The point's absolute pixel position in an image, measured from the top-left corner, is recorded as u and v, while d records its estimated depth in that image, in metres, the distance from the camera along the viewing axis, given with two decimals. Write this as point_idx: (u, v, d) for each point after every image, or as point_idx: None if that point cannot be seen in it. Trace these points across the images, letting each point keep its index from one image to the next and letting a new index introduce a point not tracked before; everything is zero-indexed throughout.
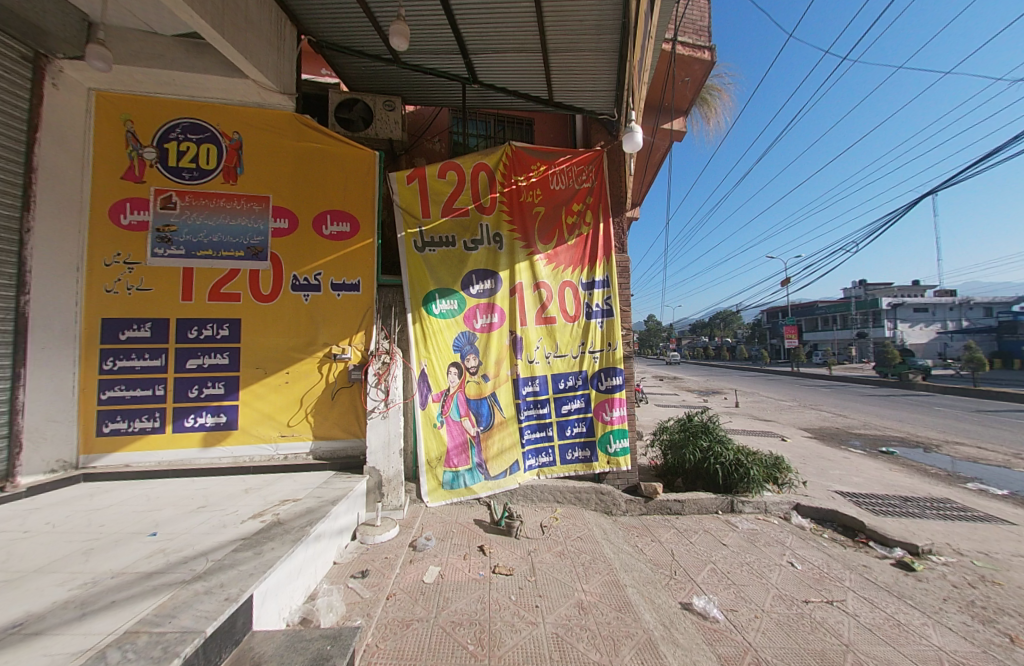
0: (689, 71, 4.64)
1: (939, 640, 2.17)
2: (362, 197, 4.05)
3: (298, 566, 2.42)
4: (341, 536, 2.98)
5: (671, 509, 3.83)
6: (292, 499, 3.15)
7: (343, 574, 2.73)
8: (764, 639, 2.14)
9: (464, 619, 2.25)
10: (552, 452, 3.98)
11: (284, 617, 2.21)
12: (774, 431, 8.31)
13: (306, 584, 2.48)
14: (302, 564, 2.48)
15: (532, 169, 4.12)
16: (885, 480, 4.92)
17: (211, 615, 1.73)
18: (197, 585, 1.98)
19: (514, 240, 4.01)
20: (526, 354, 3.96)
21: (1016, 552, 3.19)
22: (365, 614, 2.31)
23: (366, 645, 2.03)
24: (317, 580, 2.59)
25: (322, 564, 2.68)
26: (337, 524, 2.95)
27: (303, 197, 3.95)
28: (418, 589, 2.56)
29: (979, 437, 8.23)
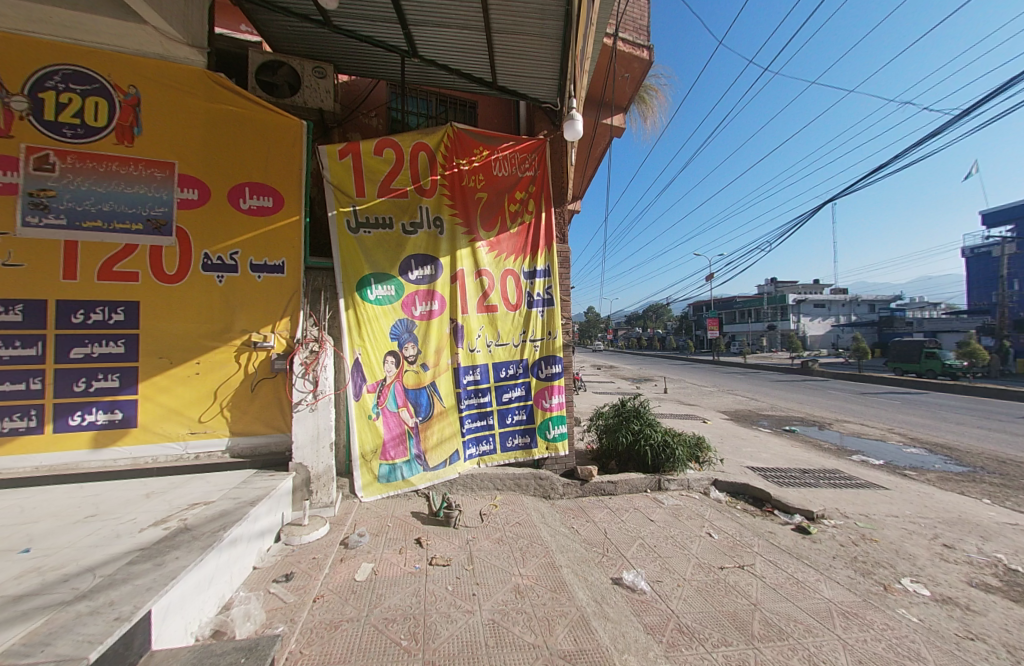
0: (630, 68, 4.77)
1: (828, 593, 2.49)
2: (287, 170, 3.69)
3: (208, 575, 2.17)
4: (262, 539, 2.73)
5: (605, 490, 4.01)
6: (204, 501, 2.83)
7: (265, 579, 2.51)
8: (685, 605, 2.31)
9: (398, 614, 2.17)
10: (492, 440, 3.97)
11: (192, 632, 1.97)
12: (697, 414, 9.06)
13: (219, 594, 2.24)
14: (214, 572, 2.23)
15: (474, 154, 4.01)
16: (787, 455, 5.56)
17: (96, 638, 1.49)
18: (81, 605, 1.70)
19: (455, 225, 3.90)
20: (467, 342, 3.89)
21: (884, 511, 3.76)
22: (289, 619, 2.15)
23: (289, 652, 1.89)
24: (233, 588, 2.36)
25: (238, 570, 2.44)
26: (257, 526, 2.70)
27: (216, 166, 3.50)
28: (348, 588, 2.43)
29: (860, 416, 9.61)
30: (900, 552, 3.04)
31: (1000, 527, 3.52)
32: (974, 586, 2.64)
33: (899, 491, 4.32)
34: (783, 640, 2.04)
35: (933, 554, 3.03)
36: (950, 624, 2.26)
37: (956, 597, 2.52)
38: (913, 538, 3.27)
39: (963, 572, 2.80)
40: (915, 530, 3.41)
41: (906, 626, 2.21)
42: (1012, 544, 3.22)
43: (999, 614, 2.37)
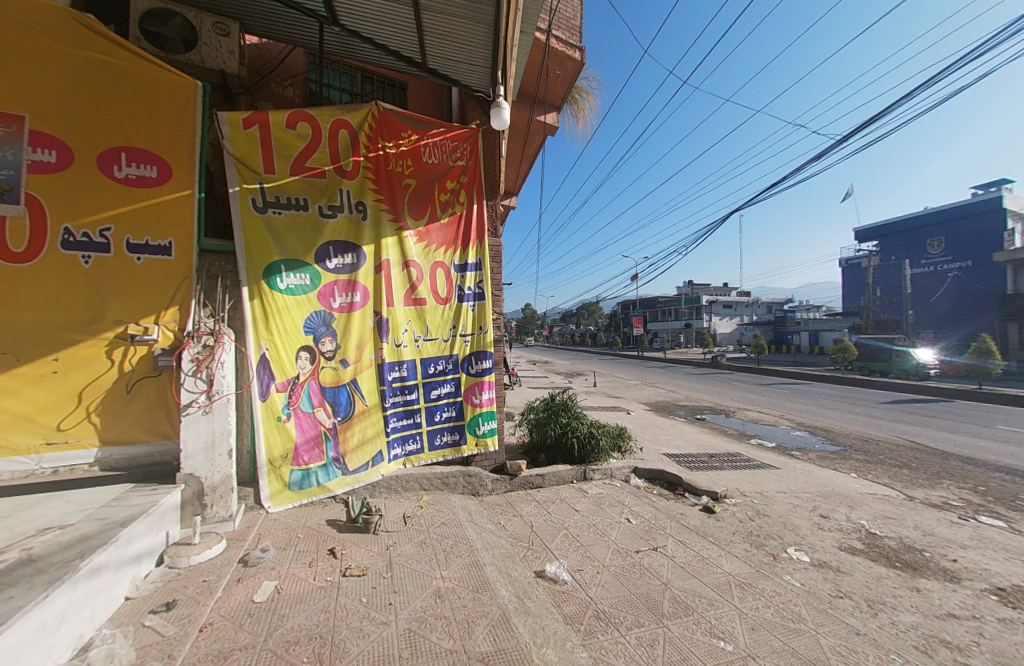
0: (562, 66, 4.83)
1: (728, 566, 2.73)
2: (177, 137, 3.17)
3: (60, 611, 1.78)
4: (137, 565, 2.32)
5: (533, 484, 4.06)
6: (59, 525, 2.35)
7: (138, 612, 2.13)
8: (603, 591, 2.38)
9: (302, 635, 1.97)
10: (419, 439, 3.81)
11: None
12: (623, 406, 9.61)
13: (73, 634, 1.85)
14: (67, 609, 1.83)
15: (402, 137, 3.79)
16: (698, 442, 6.08)
17: None
18: None
19: (379, 212, 3.66)
20: (392, 337, 3.68)
21: (775, 488, 4.25)
22: (165, 656, 1.84)
23: None
24: (93, 626, 1.96)
25: (101, 603, 2.04)
26: (131, 550, 2.29)
27: (80, 124, 2.91)
28: (245, 611, 2.15)
29: (758, 404, 10.86)
30: (787, 524, 3.44)
31: (860, 496, 4.14)
32: (841, 550, 3.05)
33: (787, 469, 4.92)
34: (689, 616, 2.17)
35: (812, 524, 3.47)
36: (824, 586, 2.58)
37: (828, 561, 2.90)
38: (796, 510, 3.72)
39: (833, 538, 3.23)
40: (798, 504, 3.88)
41: (790, 591, 2.48)
42: (868, 510, 3.80)
43: (861, 572, 2.76)
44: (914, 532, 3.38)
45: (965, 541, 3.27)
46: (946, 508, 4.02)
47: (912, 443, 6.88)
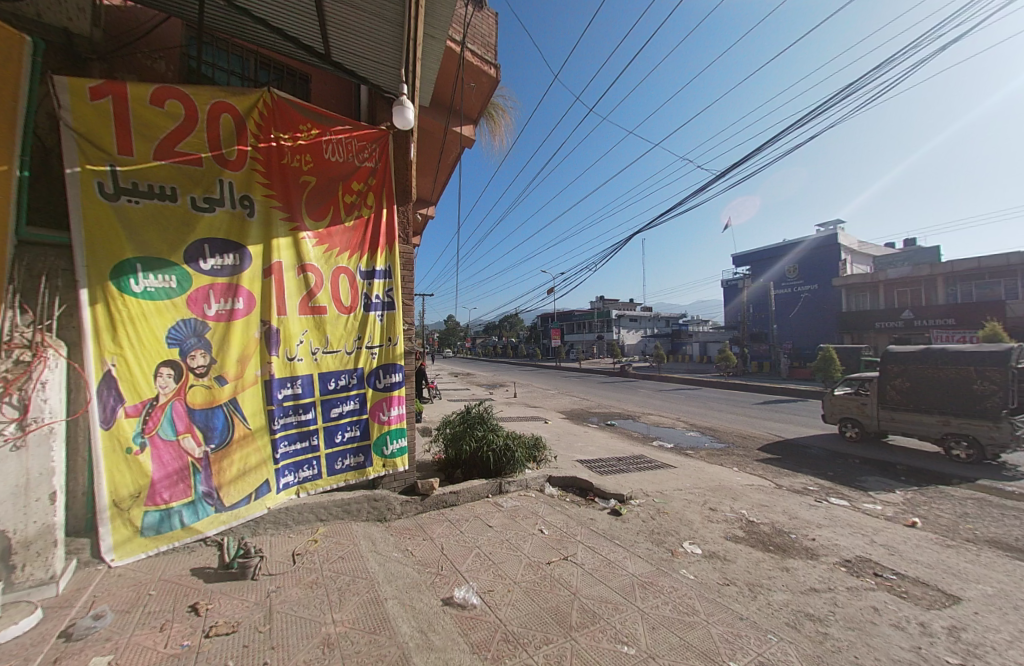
0: (477, 80, 4.87)
1: (632, 567, 2.84)
2: None
3: None
4: None
5: (446, 502, 3.87)
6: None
7: None
8: (513, 610, 2.30)
9: None
10: (316, 463, 3.41)
11: None
12: (540, 415, 9.84)
13: None
14: None
15: (300, 130, 3.44)
16: (608, 447, 6.42)
17: None
18: None
19: (270, 209, 3.26)
20: (284, 349, 3.26)
21: (673, 486, 4.61)
22: None
23: None
24: None
25: None
26: None
27: None
28: None
29: (660, 408, 11.91)
30: (682, 519, 3.73)
31: (740, 487, 4.68)
32: (727, 539, 3.38)
33: (683, 467, 5.40)
34: (596, 624, 2.18)
35: (703, 517, 3.80)
36: (714, 575, 2.81)
37: (717, 550, 3.18)
38: (690, 505, 4.06)
39: (721, 528, 3.57)
40: (691, 499, 4.25)
41: (686, 585, 2.65)
42: (747, 499, 4.30)
43: (742, 558, 3.07)
44: (781, 516, 3.89)
45: (818, 520, 3.84)
46: (803, 492, 4.72)
47: (778, 437, 8.05)
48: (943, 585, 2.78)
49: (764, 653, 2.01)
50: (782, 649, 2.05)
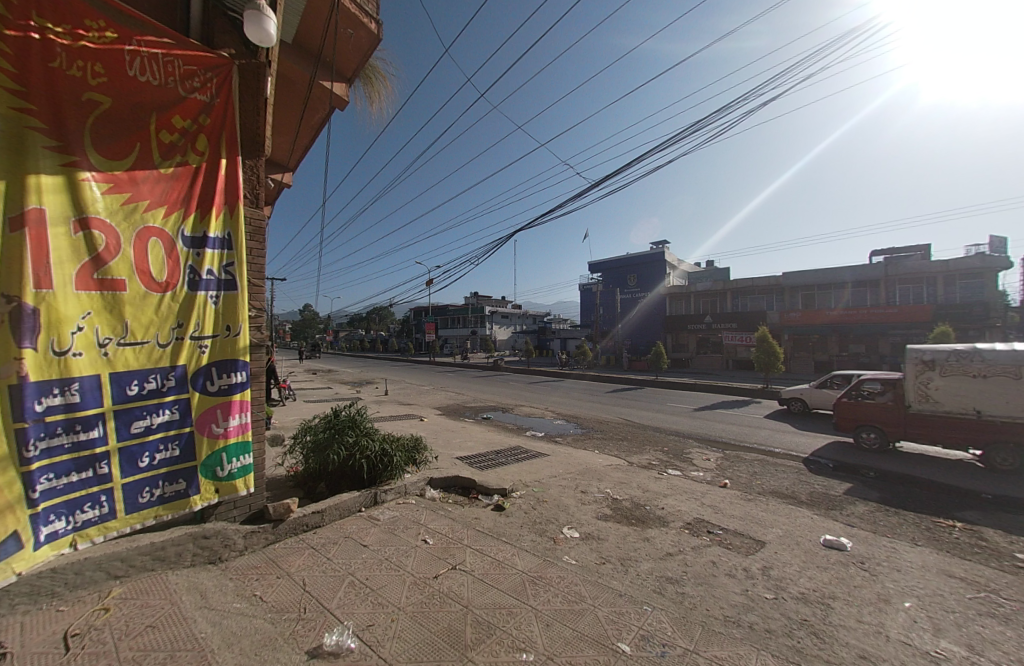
0: (355, 28, 3.98)
1: (521, 564, 2.81)
2: None
3: None
4: None
5: (308, 524, 3.22)
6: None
7: None
8: (399, 645, 2.00)
9: None
10: (106, 500, 2.40)
11: None
12: (414, 412, 9.37)
13: None
14: None
15: (84, 26, 2.34)
16: (485, 440, 6.44)
17: None
18: None
19: (26, 131, 2.12)
20: (50, 340, 2.17)
21: (549, 474, 4.84)
22: None
23: None
24: None
25: None
26: None
27: None
28: None
29: (532, 400, 12.69)
30: (560, 506, 3.91)
31: (604, 469, 5.20)
32: (598, 519, 3.67)
33: (555, 454, 5.76)
34: (492, 637, 2.06)
35: (577, 501, 4.07)
36: (592, 557, 2.99)
37: (592, 532, 3.42)
38: (565, 491, 4.29)
39: (593, 510, 3.86)
40: (565, 485, 4.51)
41: (571, 572, 2.74)
42: (610, 479, 4.79)
43: (613, 535, 3.37)
44: (637, 490, 4.45)
45: (664, 490, 4.51)
46: (649, 467, 5.53)
47: (625, 420, 9.37)
48: (750, 532, 3.56)
49: (644, 626, 2.19)
50: (656, 618, 2.27)
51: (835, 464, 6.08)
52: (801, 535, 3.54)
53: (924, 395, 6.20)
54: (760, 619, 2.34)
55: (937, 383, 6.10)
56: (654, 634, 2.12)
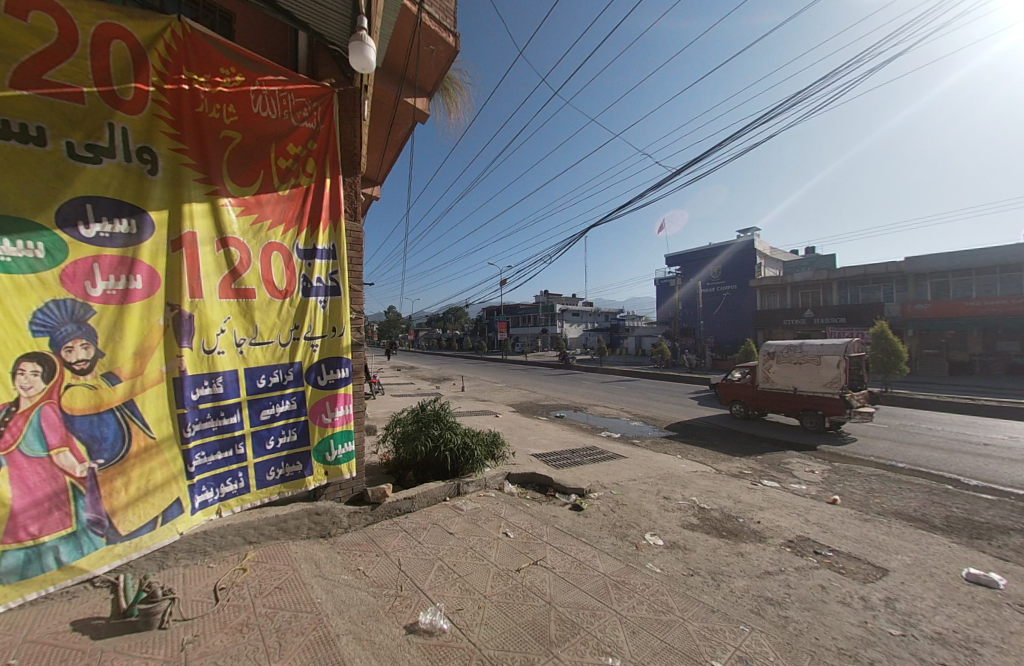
0: (435, 43, 4.22)
1: (603, 566, 2.77)
2: None
3: None
4: None
5: (400, 509, 3.50)
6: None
7: None
8: (486, 631, 2.09)
9: None
10: (243, 476, 2.85)
11: None
12: (489, 409, 9.69)
13: None
14: None
15: (221, 74, 2.79)
16: (560, 439, 6.45)
17: None
18: None
19: (182, 169, 2.61)
20: (201, 340, 2.64)
21: (627, 477, 4.70)
22: None
23: None
24: None
25: None
26: None
27: None
28: None
29: (605, 399, 12.39)
30: (640, 510, 3.77)
31: (687, 475, 4.91)
32: (684, 528, 3.47)
33: (633, 457, 5.57)
34: (576, 636, 2.06)
35: (659, 506, 3.90)
36: (678, 567, 2.85)
37: (677, 540, 3.25)
38: (646, 496, 4.14)
39: (677, 517, 3.67)
40: (646, 489, 4.34)
41: (656, 581, 2.64)
42: (695, 486, 4.51)
43: (700, 546, 3.17)
44: (727, 500, 4.13)
45: (758, 502, 4.13)
46: (740, 476, 5.09)
47: (710, 424, 8.73)
48: (869, 557, 3.11)
49: (742, 647, 2.03)
50: (756, 640, 2.09)
51: (983, 486, 5.05)
52: (938, 567, 3.00)
53: (766, 376, 9.51)
54: (886, 657, 2.04)
55: (773, 367, 9.46)
56: (754, 658, 1.96)
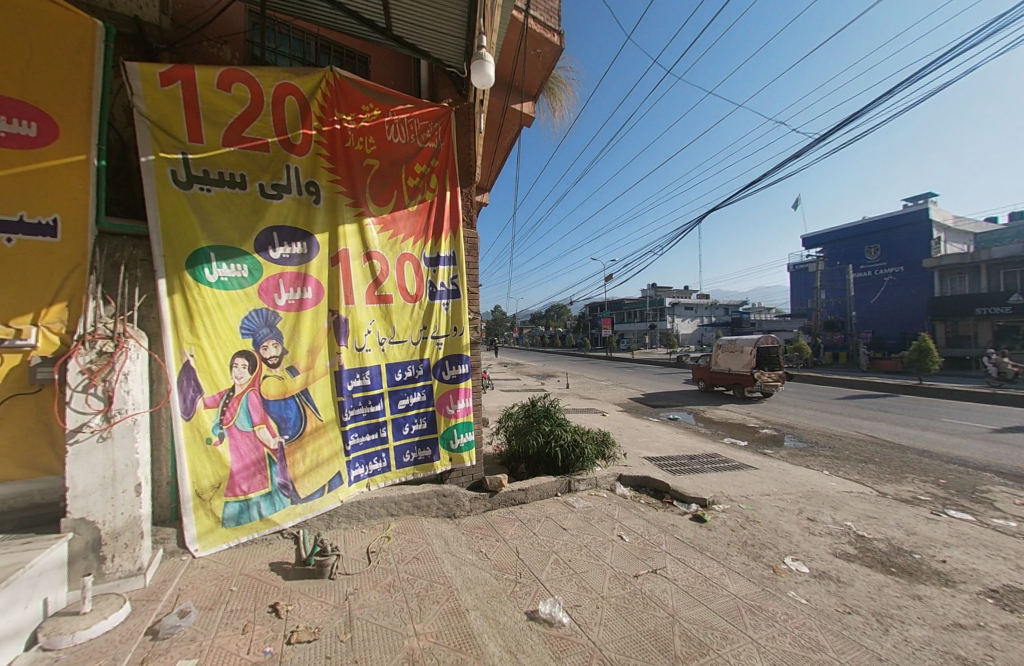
0: (541, 46, 4.29)
1: (733, 587, 2.52)
2: (56, 82, 2.39)
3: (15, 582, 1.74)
4: (49, 582, 1.94)
5: (515, 499, 3.67)
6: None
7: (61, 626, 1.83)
8: (606, 632, 2.08)
9: None
10: (385, 456, 3.31)
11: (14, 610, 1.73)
12: (596, 407, 9.53)
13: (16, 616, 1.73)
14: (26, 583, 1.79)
15: (363, 111, 3.26)
16: (675, 443, 6.03)
17: None
18: None
19: (336, 195, 3.11)
20: (354, 340, 3.13)
21: (759, 491, 4.18)
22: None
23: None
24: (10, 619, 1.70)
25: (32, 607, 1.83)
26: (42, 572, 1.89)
27: None
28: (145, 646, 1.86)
29: (726, 402, 11.16)
30: (777, 530, 3.32)
31: (839, 495, 4.16)
32: (837, 557, 2.95)
33: (765, 469, 4.93)
34: (706, 656, 1.92)
35: (802, 529, 3.38)
36: (831, 601, 2.44)
37: (828, 571, 2.78)
38: (784, 514, 3.63)
39: (827, 544, 3.14)
40: (783, 507, 3.81)
41: (802, 612, 2.30)
42: (851, 510, 3.80)
43: (860, 581, 2.66)
44: (897, 531, 3.39)
45: (946, 538, 3.30)
46: (916, 502, 4.12)
47: (868, 437, 7.24)
48: None
49: None
50: None
51: None
52: None
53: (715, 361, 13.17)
54: None
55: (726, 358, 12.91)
56: None
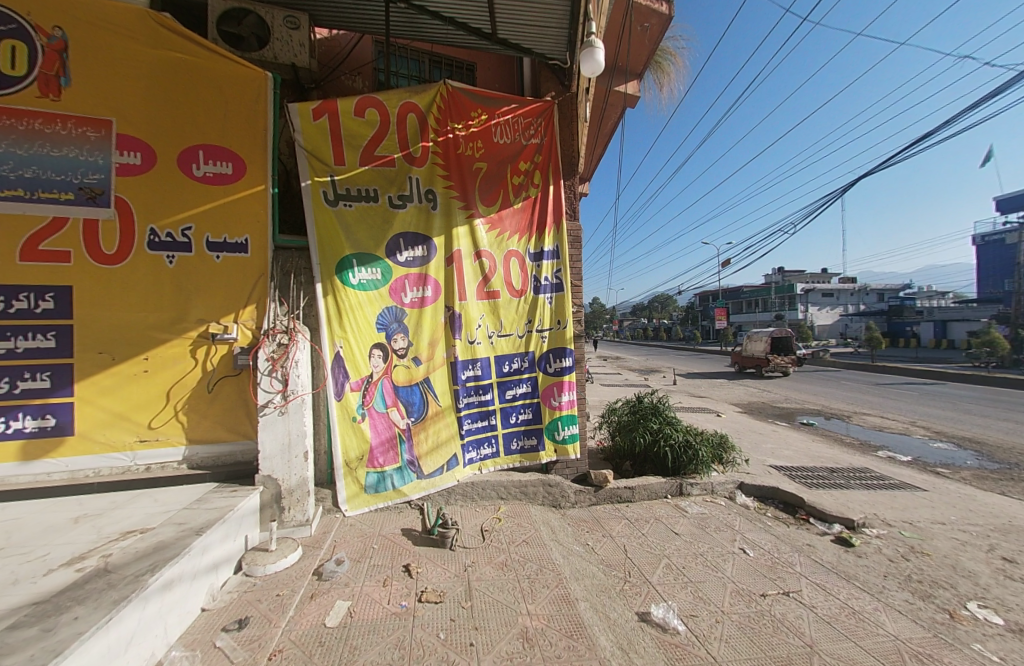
0: (648, 19, 4.02)
1: (894, 627, 2.12)
2: (243, 129, 3.02)
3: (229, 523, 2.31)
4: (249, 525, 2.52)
5: (621, 496, 3.59)
6: (142, 529, 2.16)
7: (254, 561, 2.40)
8: (728, 649, 1.93)
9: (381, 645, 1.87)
10: (494, 442, 3.52)
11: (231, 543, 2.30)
12: (709, 406, 8.74)
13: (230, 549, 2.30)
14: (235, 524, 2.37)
15: (472, 118, 3.46)
16: (811, 452, 5.23)
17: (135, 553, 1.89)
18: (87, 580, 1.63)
19: (450, 199, 3.37)
20: (466, 333, 3.38)
21: (931, 518, 3.40)
22: (286, 603, 2.12)
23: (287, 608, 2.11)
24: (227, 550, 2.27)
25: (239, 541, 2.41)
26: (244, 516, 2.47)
27: (182, 129, 2.91)
28: (315, 584, 2.30)
29: (881, 408, 9.26)
30: (961, 570, 2.67)
31: None
32: None
33: (941, 492, 3.98)
34: None
35: (1001, 572, 2.66)
36: None
37: None
38: (971, 551, 2.90)
39: None
40: (970, 542, 3.04)
41: None
42: None
43: None
44: None
45: None
46: None
47: None
48: None
49: None
50: None
51: None
52: None
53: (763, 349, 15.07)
54: None
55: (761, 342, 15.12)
56: None
